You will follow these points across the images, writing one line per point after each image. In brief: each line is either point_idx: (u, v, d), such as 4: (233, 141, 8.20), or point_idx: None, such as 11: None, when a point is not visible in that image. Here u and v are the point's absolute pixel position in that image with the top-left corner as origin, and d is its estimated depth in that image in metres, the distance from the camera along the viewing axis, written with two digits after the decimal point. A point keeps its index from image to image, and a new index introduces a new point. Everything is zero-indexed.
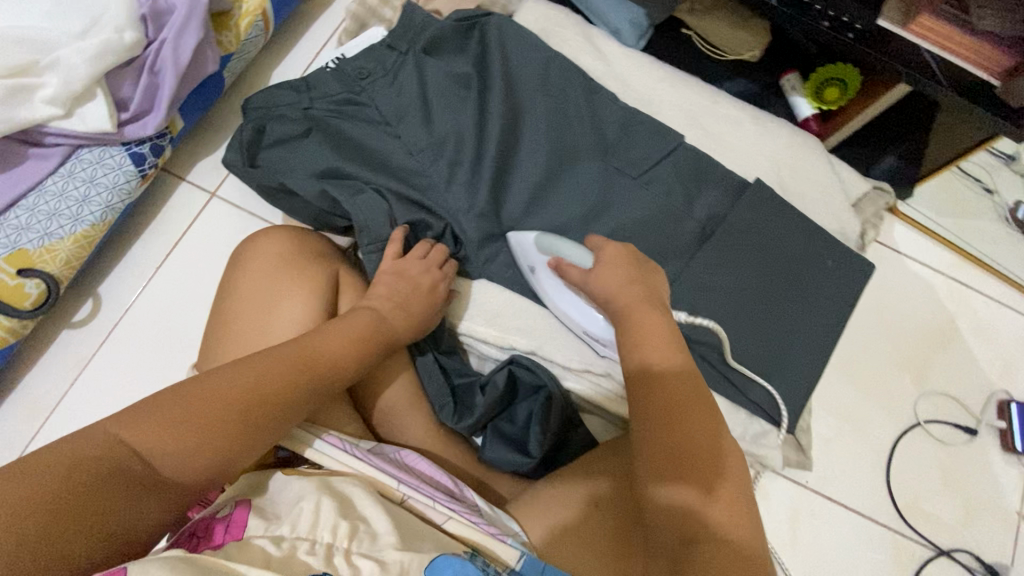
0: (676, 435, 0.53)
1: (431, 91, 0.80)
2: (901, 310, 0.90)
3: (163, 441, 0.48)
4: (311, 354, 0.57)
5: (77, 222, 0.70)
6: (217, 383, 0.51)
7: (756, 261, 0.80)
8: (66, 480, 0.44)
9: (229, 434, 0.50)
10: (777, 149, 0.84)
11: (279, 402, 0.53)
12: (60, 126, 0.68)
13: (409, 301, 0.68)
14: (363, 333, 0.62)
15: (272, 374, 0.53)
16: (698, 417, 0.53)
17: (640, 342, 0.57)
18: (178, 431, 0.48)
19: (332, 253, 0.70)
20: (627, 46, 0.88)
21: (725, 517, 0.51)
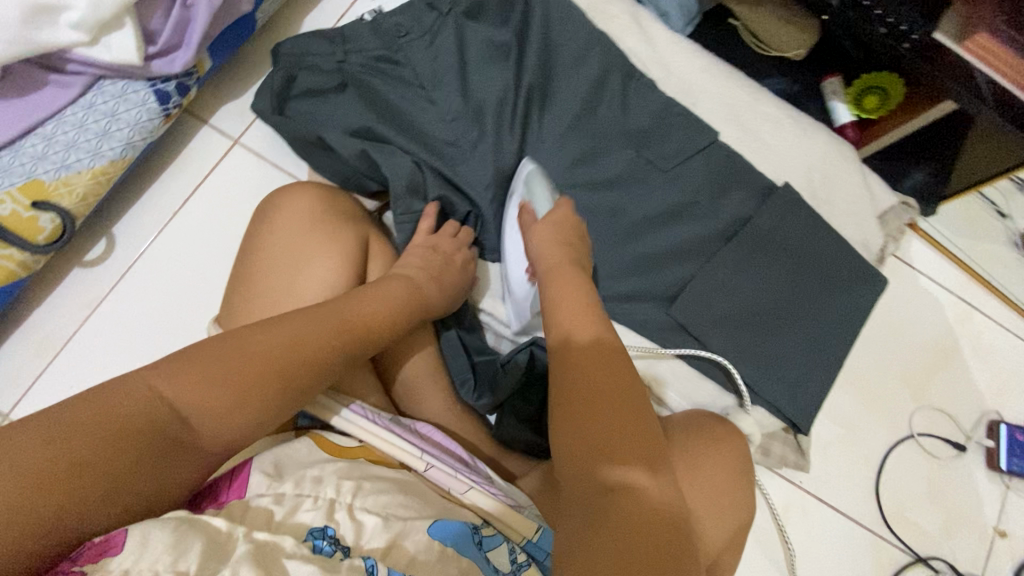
0: (610, 412, 0.48)
1: (468, 56, 0.78)
2: (911, 325, 0.92)
3: (203, 396, 0.47)
4: (344, 315, 0.56)
5: (96, 157, 0.67)
6: (251, 340, 0.51)
7: (778, 263, 0.80)
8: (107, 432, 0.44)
9: (267, 392, 0.50)
10: (813, 155, 0.83)
11: (314, 363, 0.53)
12: (83, 53, 0.65)
13: (438, 271, 0.67)
14: (395, 300, 0.61)
15: (307, 334, 0.53)
16: (583, 344, 0.53)
17: (559, 307, 0.56)
18: (219, 386, 0.48)
19: (359, 218, 0.70)
20: (674, 31, 0.85)
21: (602, 426, 0.48)
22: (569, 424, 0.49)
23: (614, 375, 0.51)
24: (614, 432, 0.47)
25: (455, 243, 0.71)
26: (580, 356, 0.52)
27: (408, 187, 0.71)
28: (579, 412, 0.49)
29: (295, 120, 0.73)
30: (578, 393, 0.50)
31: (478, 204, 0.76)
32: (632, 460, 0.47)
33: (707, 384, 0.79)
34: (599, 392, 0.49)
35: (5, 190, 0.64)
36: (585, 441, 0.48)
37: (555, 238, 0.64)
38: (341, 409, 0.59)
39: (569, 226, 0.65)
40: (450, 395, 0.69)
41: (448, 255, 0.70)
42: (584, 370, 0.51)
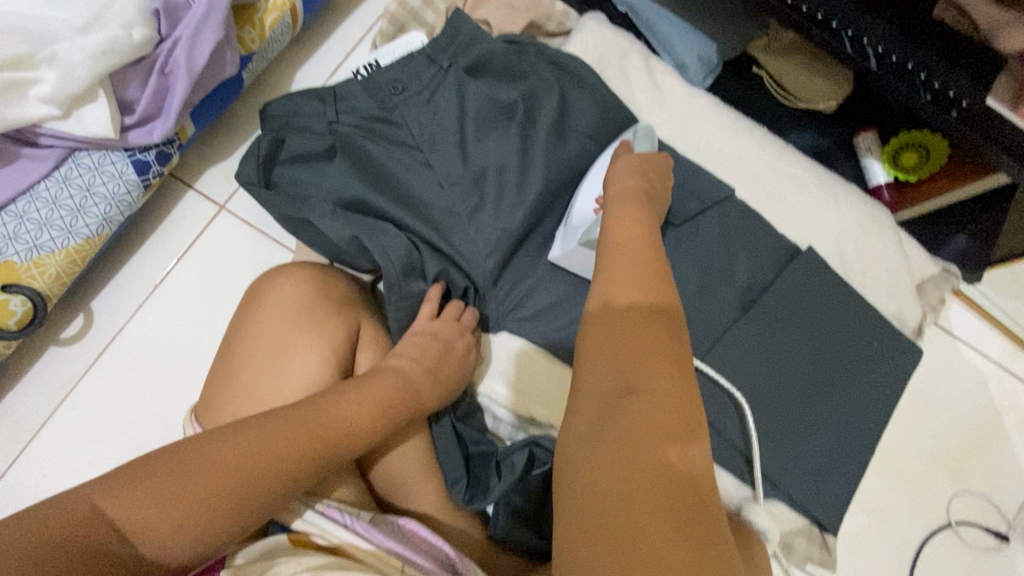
0: (642, 373, 0.40)
1: (469, 115, 0.72)
2: (949, 399, 0.84)
3: (155, 522, 0.43)
4: (323, 421, 0.52)
5: (70, 235, 0.63)
6: (215, 451, 0.46)
7: (804, 340, 0.73)
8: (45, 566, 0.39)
9: (230, 514, 0.46)
10: (845, 220, 0.76)
11: (286, 479, 0.48)
12: (56, 127, 0.61)
13: (433, 362, 0.63)
14: (382, 397, 0.57)
15: (281, 446, 0.48)
16: (630, 266, 0.46)
17: (610, 278, 0.46)
18: (175, 510, 0.44)
19: (351, 296, 0.65)
20: (692, 84, 0.79)
21: (628, 358, 0.41)
22: (595, 403, 0.41)
23: (652, 336, 0.42)
24: (647, 388, 0.39)
25: (456, 327, 0.66)
26: (618, 322, 0.43)
27: (403, 264, 0.65)
28: (611, 363, 0.41)
29: (283, 191, 0.69)
30: (610, 357, 0.42)
31: (477, 276, 0.71)
32: (661, 428, 0.38)
33: (725, 473, 0.72)
34: (636, 354, 0.41)
35: None
36: (609, 398, 0.40)
37: (632, 171, 0.59)
38: (307, 510, 0.55)
39: (653, 165, 0.62)
40: (443, 492, 0.64)
41: (446, 340, 0.65)
42: (636, 327, 0.42)
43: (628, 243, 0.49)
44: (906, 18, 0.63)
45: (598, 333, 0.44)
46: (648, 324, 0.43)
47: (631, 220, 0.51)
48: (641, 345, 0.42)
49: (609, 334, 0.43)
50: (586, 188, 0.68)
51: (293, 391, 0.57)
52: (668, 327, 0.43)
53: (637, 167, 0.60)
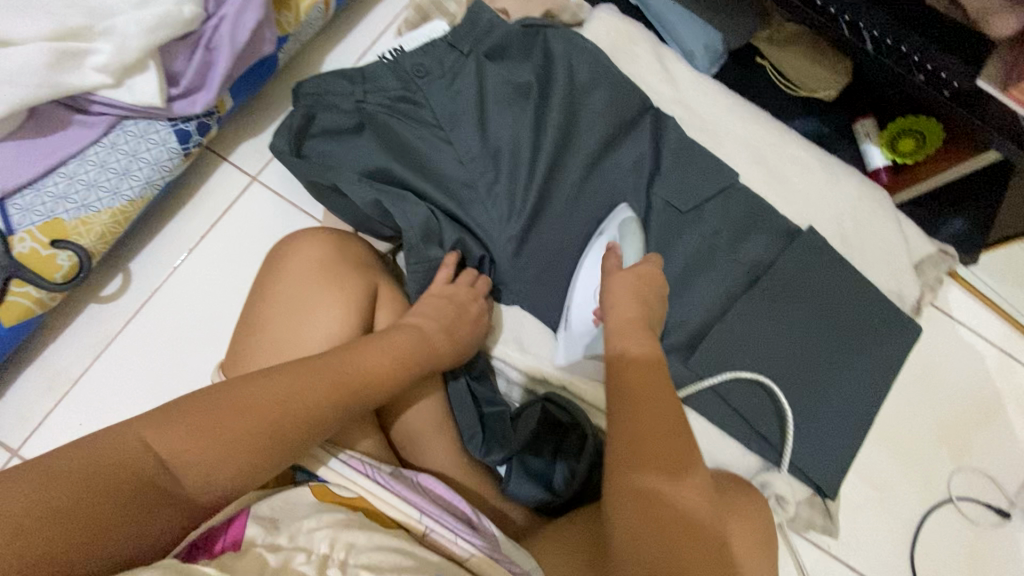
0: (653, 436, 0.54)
1: (488, 97, 0.77)
2: (948, 379, 0.87)
3: (191, 448, 0.47)
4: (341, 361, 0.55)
5: (115, 197, 0.67)
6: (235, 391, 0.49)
7: (806, 313, 0.76)
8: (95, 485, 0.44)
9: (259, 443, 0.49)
10: (845, 200, 0.80)
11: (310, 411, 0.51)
12: (107, 95, 0.66)
13: (450, 323, 0.66)
14: (399, 350, 0.59)
15: (304, 386, 0.52)
16: (633, 325, 0.59)
17: (622, 332, 0.59)
18: (204, 440, 0.47)
19: (367, 257, 0.69)
20: (699, 71, 0.83)
21: (643, 417, 0.54)
22: (625, 448, 0.54)
23: (654, 402, 0.55)
24: (657, 438, 0.54)
25: (470, 292, 0.70)
26: (634, 373, 0.57)
27: (421, 229, 0.70)
28: (633, 419, 0.54)
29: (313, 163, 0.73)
30: (634, 418, 0.54)
31: (493, 244, 0.75)
32: (659, 471, 0.53)
33: (730, 440, 0.75)
34: (654, 426, 0.54)
35: (25, 228, 0.65)
36: (637, 442, 0.54)
37: (633, 293, 0.61)
38: (330, 457, 0.57)
39: (649, 282, 0.63)
40: (457, 447, 0.67)
41: (462, 304, 0.68)
42: (641, 384, 0.56)
43: (632, 303, 0.61)
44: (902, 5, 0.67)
45: (623, 387, 0.56)
46: (654, 381, 0.56)
47: (639, 280, 0.62)
48: (652, 406, 0.55)
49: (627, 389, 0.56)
50: (589, 270, 0.71)
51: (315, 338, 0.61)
52: (660, 379, 0.57)
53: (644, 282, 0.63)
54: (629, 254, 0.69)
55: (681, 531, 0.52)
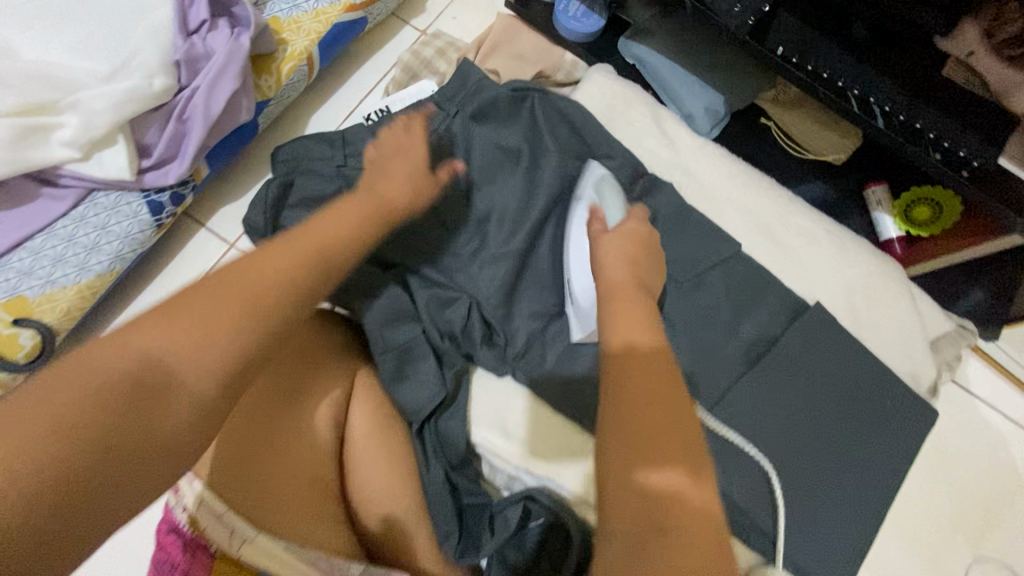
0: (657, 426, 0.42)
1: (474, 160, 0.73)
2: (967, 460, 0.81)
3: (179, 309, 0.41)
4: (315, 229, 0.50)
5: (82, 272, 0.65)
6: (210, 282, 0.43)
7: (812, 396, 0.71)
8: (106, 378, 0.38)
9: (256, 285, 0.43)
10: (855, 272, 0.75)
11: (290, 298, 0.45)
12: (75, 169, 0.63)
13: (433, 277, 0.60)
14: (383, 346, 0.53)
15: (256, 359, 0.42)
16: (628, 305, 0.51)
17: (619, 322, 0.49)
18: (199, 318, 0.41)
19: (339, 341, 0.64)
20: (698, 134, 0.79)
21: (648, 392, 0.44)
22: (623, 426, 0.42)
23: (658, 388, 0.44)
24: (663, 419, 0.43)
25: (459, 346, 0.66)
26: (636, 365, 0.46)
27: (390, 311, 0.65)
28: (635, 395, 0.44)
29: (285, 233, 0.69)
30: (630, 399, 0.44)
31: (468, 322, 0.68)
32: (672, 468, 0.41)
33: None
34: (654, 404, 0.43)
35: None
36: (638, 423, 0.42)
37: (624, 252, 0.57)
38: (289, 546, 0.50)
39: (643, 244, 0.59)
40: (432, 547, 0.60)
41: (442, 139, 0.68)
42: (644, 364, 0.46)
43: (627, 291, 0.52)
44: (909, 77, 0.63)
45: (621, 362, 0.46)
46: (660, 369, 0.46)
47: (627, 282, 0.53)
48: (658, 384, 0.44)
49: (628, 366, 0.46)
50: (576, 239, 0.67)
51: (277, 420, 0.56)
52: (668, 366, 0.46)
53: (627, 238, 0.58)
54: (613, 211, 0.65)
55: (699, 544, 0.38)
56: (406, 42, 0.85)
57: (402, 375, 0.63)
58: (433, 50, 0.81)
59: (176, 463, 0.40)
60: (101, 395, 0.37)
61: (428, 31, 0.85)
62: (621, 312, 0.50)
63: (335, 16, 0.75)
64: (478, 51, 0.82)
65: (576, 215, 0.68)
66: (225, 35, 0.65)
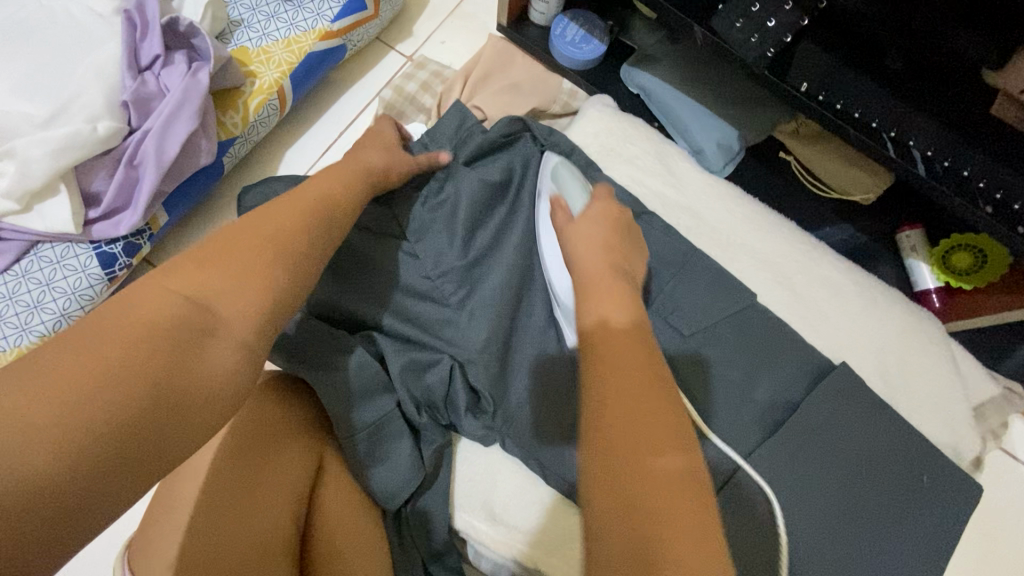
0: (632, 397, 0.38)
1: (460, 200, 0.64)
2: (1015, 538, 0.72)
3: (145, 338, 0.34)
4: (261, 250, 0.43)
5: (24, 332, 0.59)
6: (166, 294, 0.37)
7: (839, 471, 0.62)
8: (105, 381, 0.32)
9: (225, 318, 0.38)
10: (888, 328, 0.67)
11: (257, 347, 0.40)
12: (15, 221, 0.57)
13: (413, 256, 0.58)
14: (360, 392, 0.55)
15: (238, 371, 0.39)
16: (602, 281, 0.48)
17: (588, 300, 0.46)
18: (181, 345, 0.35)
19: (300, 414, 0.55)
20: (710, 171, 0.71)
21: (617, 360, 0.41)
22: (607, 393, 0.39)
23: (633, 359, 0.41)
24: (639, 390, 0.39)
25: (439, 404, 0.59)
26: (614, 341, 0.42)
27: (357, 385, 0.55)
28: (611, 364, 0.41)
29: None
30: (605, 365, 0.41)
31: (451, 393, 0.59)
32: (656, 438, 0.36)
33: None
34: (629, 367, 0.40)
35: None
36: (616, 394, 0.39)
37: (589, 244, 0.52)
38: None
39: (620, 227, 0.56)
40: None
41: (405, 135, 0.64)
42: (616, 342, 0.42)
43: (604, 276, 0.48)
44: (953, 116, 0.55)
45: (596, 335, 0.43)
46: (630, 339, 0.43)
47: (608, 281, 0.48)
48: (629, 350, 0.42)
49: (602, 338, 0.43)
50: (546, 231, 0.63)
51: (226, 513, 0.47)
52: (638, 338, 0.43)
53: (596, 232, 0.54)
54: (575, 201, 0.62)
55: (689, 516, 0.33)
56: (390, 71, 0.78)
57: (373, 458, 0.55)
58: (418, 79, 0.76)
59: (197, 423, 0.36)
60: (101, 403, 0.32)
61: (414, 59, 0.78)
62: (600, 282, 0.48)
63: (308, 46, 0.68)
64: (467, 80, 0.75)
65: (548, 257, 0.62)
66: (180, 72, 0.59)
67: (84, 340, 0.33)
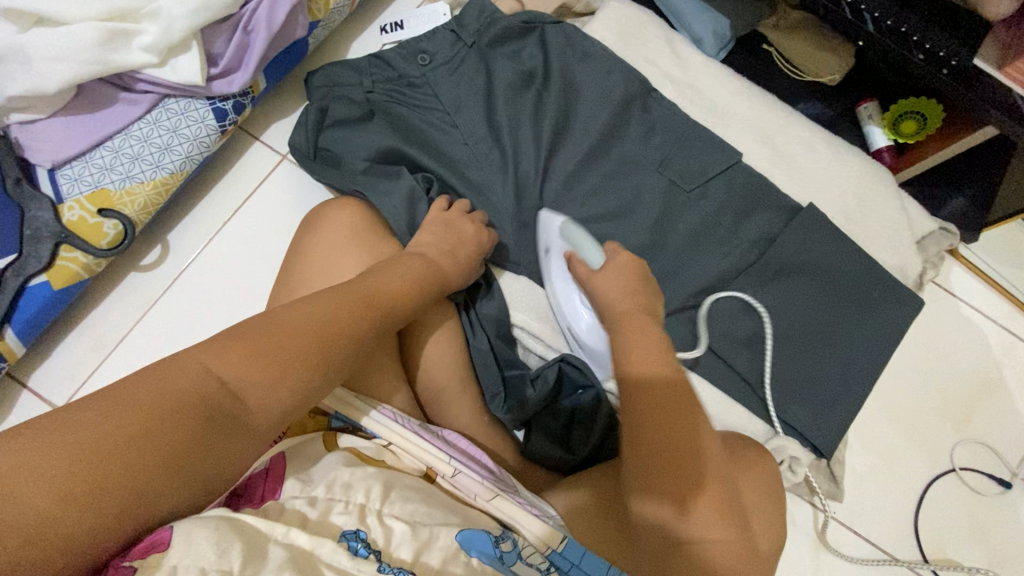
0: (676, 466, 0.55)
1: (497, 83, 0.82)
2: (951, 354, 0.89)
3: (172, 437, 0.47)
4: (298, 352, 0.54)
5: (157, 169, 0.72)
6: (206, 373, 0.51)
7: (806, 287, 0.80)
8: (145, 480, 0.45)
9: (250, 406, 0.52)
10: (849, 178, 0.83)
11: (298, 334, 0.55)
12: (151, 74, 0.70)
13: (453, 246, 0.70)
14: (414, 277, 0.66)
15: (297, 322, 0.56)
16: (639, 333, 0.60)
17: (637, 361, 0.58)
18: (212, 429, 0.49)
19: (365, 227, 0.71)
20: (708, 56, 0.87)
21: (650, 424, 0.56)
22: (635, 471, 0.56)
23: (686, 422, 0.56)
24: (675, 463, 0.55)
25: (471, 219, 0.74)
26: (654, 399, 0.57)
27: (405, 204, 0.73)
28: (647, 439, 0.56)
29: (326, 155, 0.78)
30: (643, 422, 0.56)
31: (498, 220, 0.79)
32: (669, 502, 0.54)
33: (739, 408, 0.78)
34: (663, 430, 0.55)
35: (74, 197, 0.69)
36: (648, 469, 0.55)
37: (622, 289, 0.64)
38: (360, 404, 0.61)
39: (637, 272, 0.66)
40: (478, 407, 0.70)
41: (460, 229, 0.72)
42: (656, 416, 0.56)
43: (644, 337, 0.60)
44: None
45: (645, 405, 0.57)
46: (672, 406, 0.56)
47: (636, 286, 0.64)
48: (669, 422, 0.56)
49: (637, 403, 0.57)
50: (567, 289, 0.73)
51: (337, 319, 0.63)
52: (681, 410, 0.56)
53: (625, 274, 0.65)
54: (591, 257, 0.69)
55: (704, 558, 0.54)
56: None
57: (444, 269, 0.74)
58: None
59: (271, 381, 0.53)
60: (172, 491, 0.47)
61: None
62: (619, 284, 0.64)
63: None
64: None
65: (552, 268, 0.74)
66: None
67: (137, 420, 0.46)
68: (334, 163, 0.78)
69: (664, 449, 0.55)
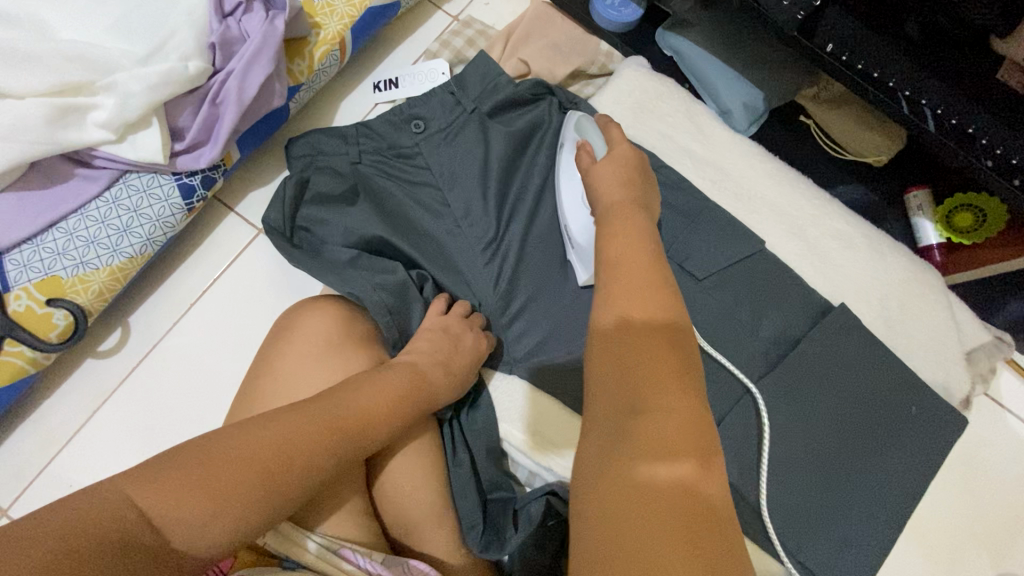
0: (661, 403, 0.39)
1: (497, 158, 0.74)
2: (993, 474, 0.79)
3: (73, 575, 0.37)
4: (248, 492, 0.44)
5: (115, 254, 0.65)
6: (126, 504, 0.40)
7: (837, 406, 0.69)
8: None
9: (177, 544, 0.42)
10: (889, 279, 0.74)
11: (253, 468, 0.45)
12: (109, 150, 0.63)
13: (444, 355, 0.63)
14: (397, 392, 0.57)
15: (246, 442, 0.46)
16: (630, 243, 0.47)
17: (619, 283, 0.44)
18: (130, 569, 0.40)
19: (343, 329, 0.64)
20: (735, 130, 0.78)
21: (628, 348, 0.41)
22: (605, 419, 0.40)
23: (669, 356, 0.41)
24: (656, 392, 0.39)
25: (463, 322, 0.66)
26: (634, 333, 0.42)
27: (397, 302, 0.66)
28: (626, 369, 0.41)
29: (306, 238, 0.71)
30: (624, 358, 0.41)
31: (490, 314, 0.71)
32: (675, 455, 0.37)
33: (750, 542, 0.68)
34: (646, 357, 0.41)
35: (21, 285, 0.63)
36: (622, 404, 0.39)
37: (618, 179, 0.54)
38: (315, 541, 0.55)
39: (635, 165, 0.56)
40: (455, 536, 0.61)
41: (456, 336, 0.65)
42: (645, 343, 0.41)
43: (636, 253, 0.46)
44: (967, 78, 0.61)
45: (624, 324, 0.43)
46: (663, 331, 0.42)
47: (630, 220, 0.50)
48: (653, 345, 0.41)
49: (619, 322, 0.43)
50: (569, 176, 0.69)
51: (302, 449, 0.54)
52: (675, 338, 0.42)
53: (626, 170, 0.54)
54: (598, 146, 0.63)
55: (708, 531, 0.34)
56: (438, 29, 0.84)
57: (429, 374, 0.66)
58: (463, 38, 0.82)
59: (208, 516, 0.42)
60: None
61: (460, 19, 0.84)
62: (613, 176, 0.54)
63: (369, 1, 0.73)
64: (509, 40, 0.81)
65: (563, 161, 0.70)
66: (260, 20, 0.65)
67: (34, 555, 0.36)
68: (315, 246, 0.71)
69: (645, 370, 0.40)
